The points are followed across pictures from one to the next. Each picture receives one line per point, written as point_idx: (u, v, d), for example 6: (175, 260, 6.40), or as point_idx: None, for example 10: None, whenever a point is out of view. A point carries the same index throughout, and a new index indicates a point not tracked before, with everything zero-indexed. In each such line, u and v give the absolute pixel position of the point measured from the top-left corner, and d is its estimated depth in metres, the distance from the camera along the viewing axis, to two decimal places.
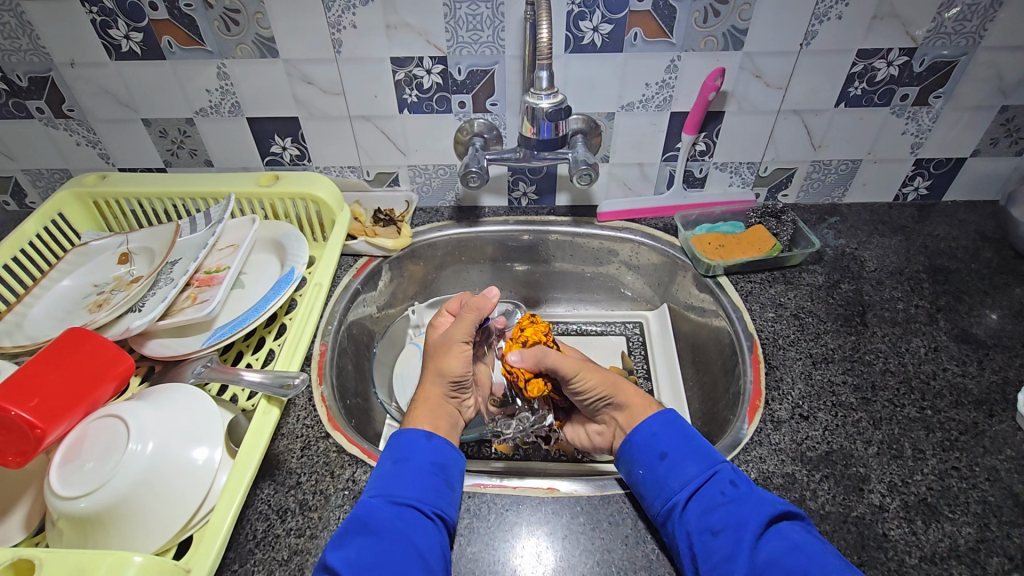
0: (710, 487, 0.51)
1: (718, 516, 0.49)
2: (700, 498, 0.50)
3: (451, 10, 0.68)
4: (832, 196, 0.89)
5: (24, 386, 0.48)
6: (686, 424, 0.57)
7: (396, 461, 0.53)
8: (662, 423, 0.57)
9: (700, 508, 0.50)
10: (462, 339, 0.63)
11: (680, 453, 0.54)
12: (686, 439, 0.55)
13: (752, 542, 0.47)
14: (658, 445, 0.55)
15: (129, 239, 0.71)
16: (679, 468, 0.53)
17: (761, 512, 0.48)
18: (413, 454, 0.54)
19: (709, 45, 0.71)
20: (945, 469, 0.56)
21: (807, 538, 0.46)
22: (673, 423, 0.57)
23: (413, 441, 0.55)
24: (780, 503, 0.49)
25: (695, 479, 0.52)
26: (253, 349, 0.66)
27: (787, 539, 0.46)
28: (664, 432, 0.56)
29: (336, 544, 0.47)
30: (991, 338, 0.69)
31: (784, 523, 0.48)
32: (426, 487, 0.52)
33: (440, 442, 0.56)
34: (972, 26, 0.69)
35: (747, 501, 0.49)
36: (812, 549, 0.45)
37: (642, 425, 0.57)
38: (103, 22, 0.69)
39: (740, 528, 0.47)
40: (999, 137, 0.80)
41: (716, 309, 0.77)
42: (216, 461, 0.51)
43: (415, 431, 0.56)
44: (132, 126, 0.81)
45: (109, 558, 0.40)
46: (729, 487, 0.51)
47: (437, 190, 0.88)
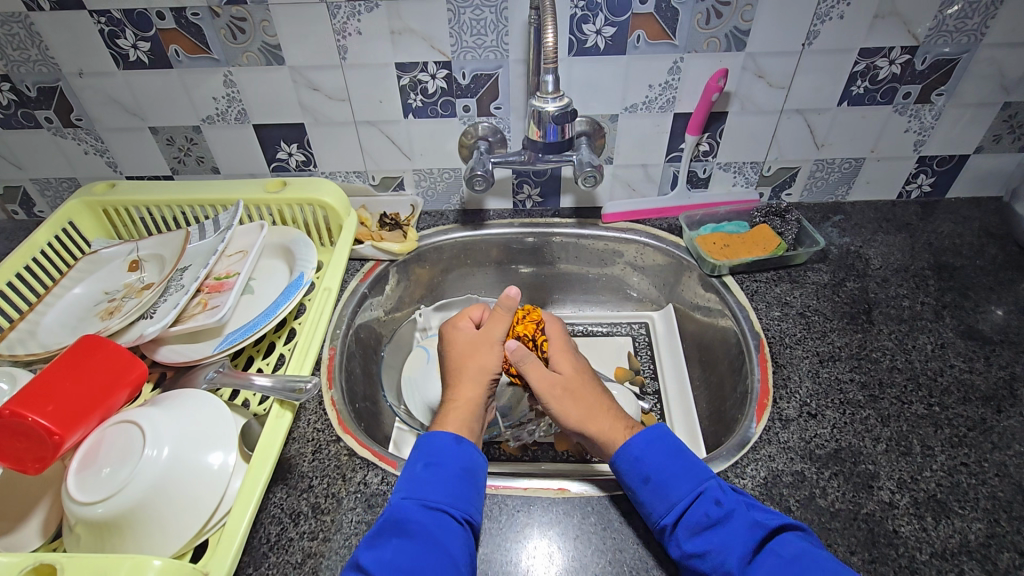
0: (694, 509, 0.50)
1: (703, 541, 0.48)
2: (685, 522, 0.49)
3: (455, 15, 0.69)
4: (836, 194, 0.89)
5: (41, 393, 0.49)
6: (671, 440, 0.55)
7: (427, 463, 0.53)
8: (645, 443, 0.55)
9: (687, 530, 0.49)
10: (497, 338, 0.66)
11: (663, 476, 0.52)
12: (672, 457, 0.53)
13: (739, 569, 0.46)
14: (642, 469, 0.53)
15: (139, 246, 0.72)
16: (663, 492, 0.51)
17: (746, 537, 0.47)
18: (445, 457, 0.54)
19: (712, 46, 0.71)
20: (955, 465, 0.57)
21: (804, 550, 0.46)
22: (657, 441, 0.55)
23: (443, 445, 0.55)
24: (766, 525, 0.48)
25: (681, 502, 0.50)
26: (264, 353, 0.66)
27: (779, 555, 0.46)
28: (646, 456, 0.54)
29: (369, 544, 0.48)
30: (997, 334, 0.69)
31: (779, 539, 0.47)
32: (456, 492, 0.52)
33: (469, 447, 0.55)
34: (974, 24, 0.69)
35: (733, 523, 0.48)
36: (812, 560, 0.45)
37: (625, 446, 0.55)
38: (110, 32, 0.70)
39: (726, 554, 0.47)
40: (1001, 134, 0.80)
41: (722, 309, 0.77)
42: (230, 465, 0.51)
43: (444, 432, 0.56)
44: (139, 134, 0.81)
45: (129, 562, 0.41)
46: (714, 508, 0.49)
47: (442, 193, 0.89)
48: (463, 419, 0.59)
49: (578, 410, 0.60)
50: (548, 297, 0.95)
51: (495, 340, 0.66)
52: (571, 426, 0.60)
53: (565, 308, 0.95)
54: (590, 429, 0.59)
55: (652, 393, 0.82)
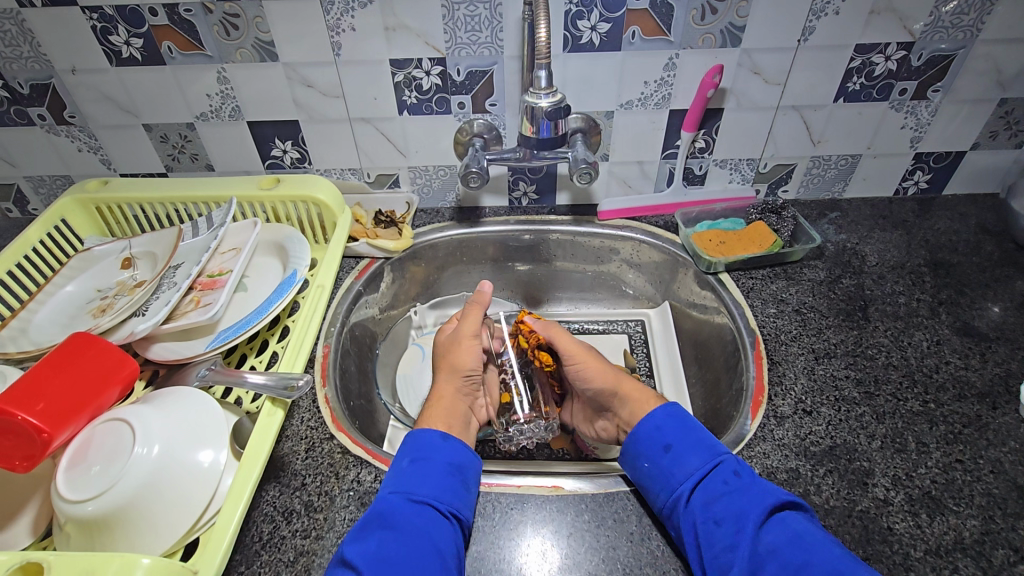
0: (713, 477, 0.52)
1: (720, 505, 0.49)
2: (704, 488, 0.51)
3: (449, 11, 0.69)
4: (833, 191, 0.89)
5: (31, 392, 0.48)
6: (690, 417, 0.58)
7: (414, 459, 0.54)
8: (665, 416, 0.58)
9: (704, 497, 0.50)
10: (472, 334, 0.69)
11: (683, 446, 0.55)
12: (690, 432, 0.56)
13: (754, 531, 0.47)
14: (663, 438, 0.56)
15: (132, 244, 0.71)
16: (683, 460, 0.54)
17: (764, 503, 0.49)
18: (430, 454, 0.55)
19: (707, 42, 0.71)
20: (950, 462, 0.56)
21: (809, 528, 0.47)
22: (676, 417, 0.58)
23: (429, 442, 0.56)
24: (782, 493, 0.50)
25: (698, 471, 0.52)
26: (256, 352, 0.66)
27: (790, 527, 0.47)
28: (666, 426, 0.57)
29: (355, 536, 0.48)
30: (993, 331, 0.69)
31: (786, 512, 0.48)
32: (445, 485, 0.52)
33: (456, 444, 0.57)
34: (970, 20, 0.69)
35: (751, 490, 0.50)
36: (816, 537, 0.46)
37: (647, 418, 0.59)
38: (103, 29, 0.70)
39: (744, 516, 0.48)
40: (998, 131, 0.80)
41: (717, 306, 0.77)
42: (221, 463, 0.51)
43: (432, 431, 0.57)
44: (133, 131, 0.81)
45: (118, 560, 0.40)
46: (732, 477, 0.51)
47: (437, 191, 0.88)
48: (442, 416, 0.61)
49: (603, 373, 0.67)
50: (544, 295, 0.95)
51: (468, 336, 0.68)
52: (607, 385, 0.65)
53: (561, 305, 0.95)
54: (624, 390, 0.64)
55: (648, 391, 0.81)
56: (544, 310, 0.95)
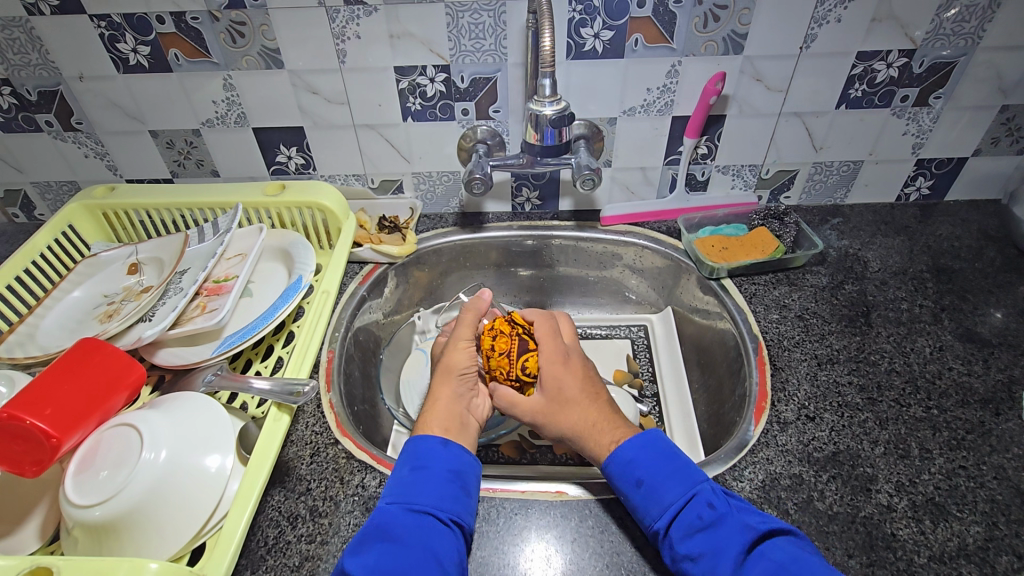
0: (689, 510, 0.50)
1: (696, 542, 0.48)
2: (679, 524, 0.49)
3: (453, 19, 0.69)
4: (835, 197, 0.89)
5: (39, 398, 0.49)
6: (667, 443, 0.56)
7: (414, 467, 0.53)
8: (638, 447, 0.55)
9: (680, 532, 0.49)
10: (467, 338, 0.66)
11: (655, 478, 0.52)
12: (663, 461, 0.53)
13: (732, 569, 0.46)
14: (635, 471, 0.53)
15: (139, 250, 0.72)
16: (656, 495, 0.51)
17: (740, 539, 0.47)
18: (431, 460, 0.54)
19: (710, 50, 0.72)
20: (953, 469, 0.57)
21: (793, 557, 0.45)
22: (651, 445, 0.55)
23: (430, 449, 0.54)
24: (758, 527, 0.48)
25: (673, 506, 0.50)
26: (262, 356, 0.67)
27: (770, 561, 0.45)
28: (638, 457, 0.54)
29: (354, 549, 0.47)
30: (996, 337, 0.69)
31: (768, 545, 0.47)
32: (444, 493, 0.51)
33: (456, 449, 0.55)
34: (971, 27, 0.70)
35: (726, 525, 0.48)
36: (800, 569, 0.45)
37: (619, 449, 0.55)
38: (111, 37, 0.70)
39: (721, 553, 0.46)
40: (999, 137, 0.80)
41: (720, 311, 0.77)
42: (228, 468, 0.52)
43: (432, 436, 0.56)
44: (140, 138, 0.82)
45: (127, 564, 0.41)
46: (707, 510, 0.49)
47: (440, 197, 0.89)
48: (442, 415, 0.59)
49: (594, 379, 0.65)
50: (547, 300, 0.95)
51: (461, 341, 0.66)
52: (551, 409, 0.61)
53: (563, 311, 0.95)
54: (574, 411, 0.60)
55: (651, 397, 0.81)
56: None
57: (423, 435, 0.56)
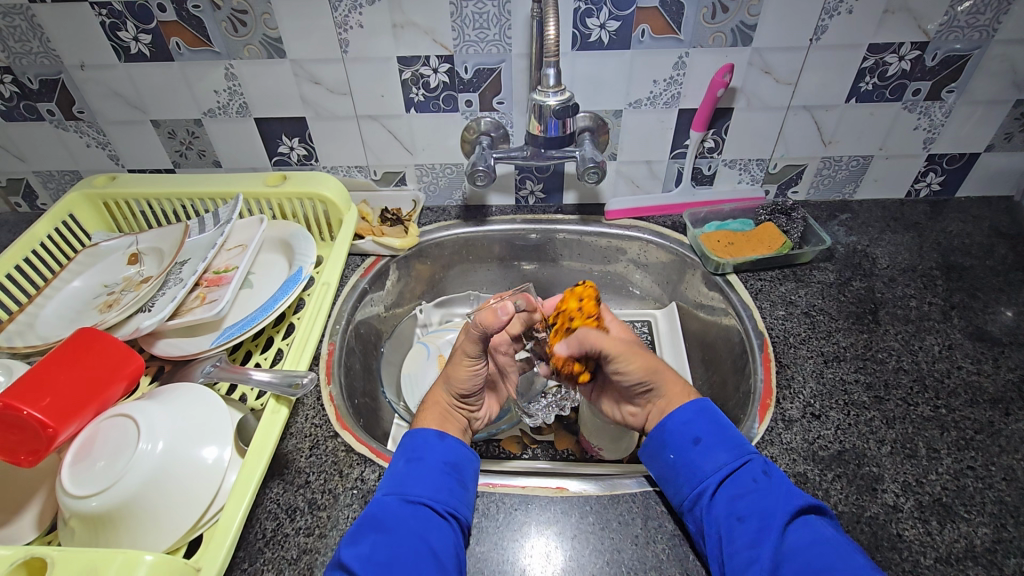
0: (741, 474, 0.50)
1: (746, 503, 0.48)
2: (730, 485, 0.49)
3: (457, 9, 0.68)
4: (843, 192, 0.88)
5: (35, 387, 0.48)
6: (721, 411, 0.55)
7: (409, 459, 0.53)
8: (699, 408, 0.55)
9: (730, 494, 0.49)
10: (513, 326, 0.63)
11: (713, 440, 0.52)
12: (722, 426, 0.54)
13: (780, 532, 0.46)
14: (692, 430, 0.53)
15: (139, 239, 0.72)
16: (711, 454, 0.52)
17: (792, 504, 0.47)
18: (426, 453, 0.53)
19: (718, 41, 0.70)
20: (961, 469, 0.56)
21: (835, 535, 0.46)
22: (708, 410, 0.55)
23: (424, 440, 0.54)
24: (810, 498, 0.48)
25: (727, 466, 0.50)
26: (262, 348, 0.66)
27: (814, 532, 0.46)
28: (699, 418, 0.54)
29: (349, 541, 0.46)
30: (1006, 336, 0.68)
31: (813, 518, 0.47)
32: (439, 484, 0.51)
33: (453, 442, 0.55)
34: (985, 19, 0.68)
35: (778, 491, 0.48)
36: (840, 546, 0.45)
37: (676, 410, 0.55)
38: (112, 25, 0.70)
39: (770, 516, 0.47)
40: (1013, 132, 0.79)
41: (725, 307, 0.76)
42: (225, 460, 0.51)
43: (427, 430, 0.55)
44: (141, 127, 0.81)
45: (120, 557, 0.40)
46: (761, 476, 0.50)
47: (443, 189, 0.88)
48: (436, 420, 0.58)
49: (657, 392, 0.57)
50: (550, 294, 0.94)
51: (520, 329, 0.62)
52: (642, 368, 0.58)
53: None
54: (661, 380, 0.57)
55: None
56: None
57: (415, 431, 0.56)
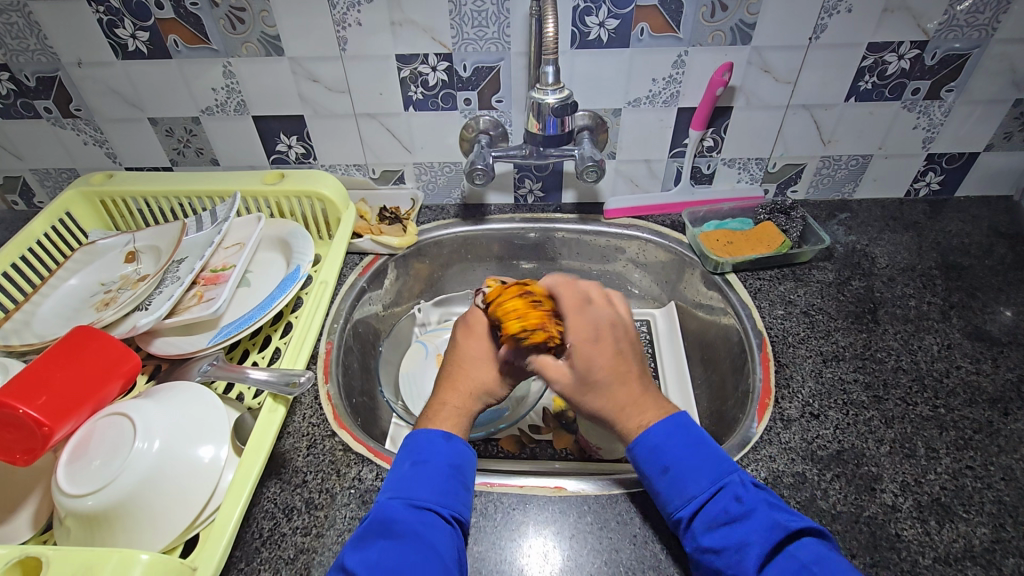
0: (713, 504, 0.47)
1: (719, 535, 0.46)
2: (703, 515, 0.47)
3: (455, 6, 0.68)
4: (843, 191, 0.88)
5: (31, 385, 0.48)
6: (695, 428, 0.52)
7: (414, 462, 0.51)
8: (666, 431, 0.52)
9: (705, 523, 0.47)
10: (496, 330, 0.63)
11: (683, 467, 0.50)
12: (690, 449, 0.50)
13: (756, 567, 0.43)
14: (660, 456, 0.51)
15: (136, 238, 0.71)
16: (681, 483, 0.49)
17: (767, 535, 0.44)
18: (432, 455, 0.52)
19: (717, 40, 0.70)
20: (960, 469, 0.55)
21: (819, 559, 0.43)
22: (678, 430, 0.52)
23: (430, 441, 0.53)
24: (788, 523, 0.45)
25: (698, 496, 0.48)
26: (259, 347, 0.66)
27: (794, 560, 0.43)
28: (665, 441, 0.51)
29: (356, 545, 0.46)
30: (1005, 336, 0.68)
31: (796, 544, 0.44)
32: (444, 488, 0.50)
33: (459, 444, 0.54)
34: (985, 18, 0.68)
35: (752, 521, 0.45)
36: (821, 575, 0.42)
37: (646, 430, 0.53)
38: (109, 22, 0.69)
39: (742, 550, 0.44)
40: (1012, 132, 0.78)
41: (724, 307, 0.76)
42: (222, 459, 0.51)
43: (434, 431, 0.54)
44: (139, 125, 0.81)
45: (116, 557, 0.40)
46: (733, 504, 0.47)
47: (442, 188, 0.88)
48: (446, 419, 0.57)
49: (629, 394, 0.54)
50: None
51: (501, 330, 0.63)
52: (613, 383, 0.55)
53: None
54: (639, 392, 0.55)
55: None
56: None
57: (420, 431, 0.55)
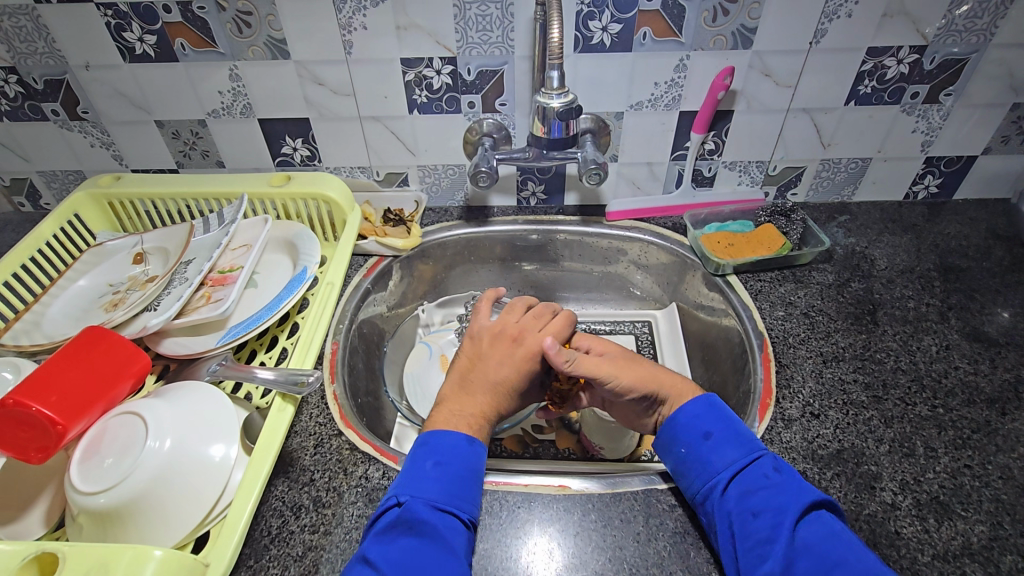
0: (753, 470, 0.50)
1: (758, 497, 0.48)
2: (741, 480, 0.50)
3: (460, 11, 0.69)
4: (842, 194, 0.89)
5: (44, 383, 0.49)
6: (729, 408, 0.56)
7: (437, 462, 0.51)
8: (707, 405, 0.56)
9: (742, 489, 0.49)
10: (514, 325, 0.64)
11: (724, 436, 0.53)
12: (731, 423, 0.54)
13: (793, 527, 0.46)
14: (703, 425, 0.54)
15: (144, 239, 0.72)
16: (722, 450, 0.52)
17: (805, 497, 0.47)
18: (452, 457, 0.52)
19: (718, 44, 0.71)
20: (958, 467, 0.56)
21: (846, 529, 0.46)
22: (718, 407, 0.56)
23: (454, 446, 0.52)
24: (821, 493, 0.48)
25: (738, 462, 0.51)
26: (266, 348, 0.67)
27: (826, 525, 0.46)
28: (706, 414, 0.55)
29: (378, 539, 0.46)
30: (1003, 337, 0.69)
31: (825, 512, 0.47)
32: (462, 491, 0.50)
33: (479, 449, 0.53)
34: (983, 24, 0.69)
35: (792, 485, 0.48)
36: (852, 541, 0.45)
37: (686, 403, 0.56)
38: (117, 25, 0.70)
39: (783, 510, 0.47)
40: (1010, 135, 0.79)
41: (725, 308, 0.77)
42: (232, 458, 0.52)
43: (455, 434, 0.53)
44: (146, 128, 0.81)
45: (130, 553, 0.41)
46: (773, 472, 0.50)
47: (446, 190, 0.89)
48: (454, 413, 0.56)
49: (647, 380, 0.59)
50: (551, 295, 0.95)
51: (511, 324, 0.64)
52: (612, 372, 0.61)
53: (568, 306, 0.95)
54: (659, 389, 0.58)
55: None
56: None
57: (430, 431, 0.54)
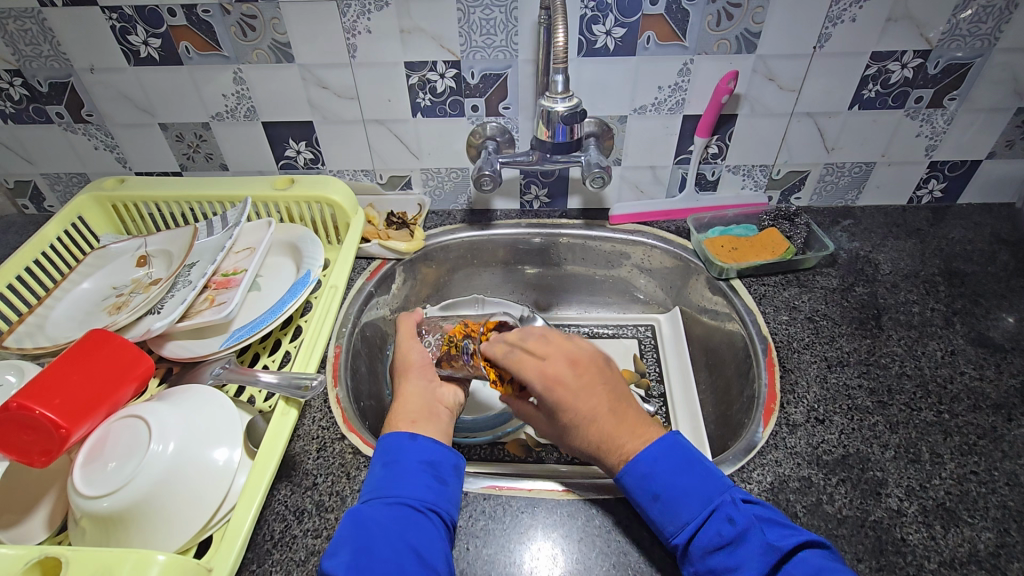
0: (706, 529, 0.47)
1: (716, 560, 0.46)
2: (698, 543, 0.47)
3: (465, 15, 0.69)
4: (846, 199, 0.89)
5: (47, 386, 0.49)
6: (682, 450, 0.52)
7: (385, 463, 0.52)
8: (652, 460, 0.52)
9: (699, 552, 0.47)
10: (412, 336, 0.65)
11: (672, 494, 0.49)
12: (682, 474, 0.50)
13: None
14: (652, 485, 0.51)
15: (148, 242, 0.72)
16: (674, 511, 0.49)
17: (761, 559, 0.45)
18: (405, 458, 0.52)
19: (722, 49, 0.71)
20: (964, 474, 0.56)
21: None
22: (664, 454, 0.52)
23: (398, 443, 0.53)
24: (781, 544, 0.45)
25: (691, 524, 0.48)
26: (269, 350, 0.66)
27: None
28: (655, 470, 0.51)
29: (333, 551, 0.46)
30: (1008, 342, 0.69)
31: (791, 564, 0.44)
32: (417, 486, 0.50)
33: (426, 441, 0.54)
34: (987, 28, 0.69)
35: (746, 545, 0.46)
36: None
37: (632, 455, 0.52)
38: (122, 29, 0.70)
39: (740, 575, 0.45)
40: (1015, 139, 0.79)
41: (729, 312, 0.77)
42: (235, 462, 0.52)
43: (400, 431, 0.54)
44: (149, 130, 0.82)
45: (133, 557, 0.40)
46: (727, 527, 0.47)
47: (449, 193, 0.89)
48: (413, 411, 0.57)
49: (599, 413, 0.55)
50: (554, 298, 0.95)
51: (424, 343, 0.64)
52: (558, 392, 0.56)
53: (571, 309, 0.95)
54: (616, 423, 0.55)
55: (658, 396, 0.80)
56: (554, 313, 0.95)
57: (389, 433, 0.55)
